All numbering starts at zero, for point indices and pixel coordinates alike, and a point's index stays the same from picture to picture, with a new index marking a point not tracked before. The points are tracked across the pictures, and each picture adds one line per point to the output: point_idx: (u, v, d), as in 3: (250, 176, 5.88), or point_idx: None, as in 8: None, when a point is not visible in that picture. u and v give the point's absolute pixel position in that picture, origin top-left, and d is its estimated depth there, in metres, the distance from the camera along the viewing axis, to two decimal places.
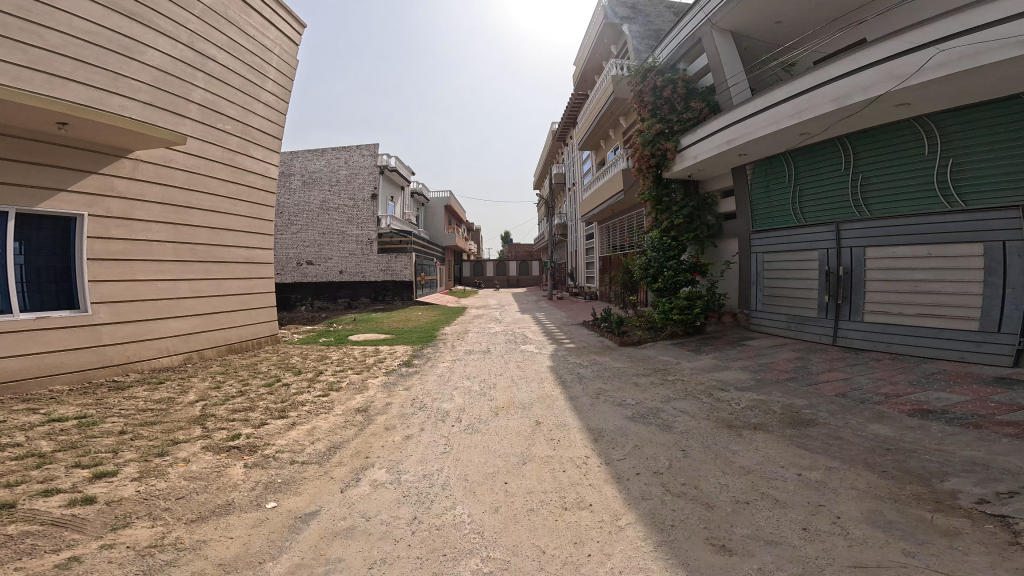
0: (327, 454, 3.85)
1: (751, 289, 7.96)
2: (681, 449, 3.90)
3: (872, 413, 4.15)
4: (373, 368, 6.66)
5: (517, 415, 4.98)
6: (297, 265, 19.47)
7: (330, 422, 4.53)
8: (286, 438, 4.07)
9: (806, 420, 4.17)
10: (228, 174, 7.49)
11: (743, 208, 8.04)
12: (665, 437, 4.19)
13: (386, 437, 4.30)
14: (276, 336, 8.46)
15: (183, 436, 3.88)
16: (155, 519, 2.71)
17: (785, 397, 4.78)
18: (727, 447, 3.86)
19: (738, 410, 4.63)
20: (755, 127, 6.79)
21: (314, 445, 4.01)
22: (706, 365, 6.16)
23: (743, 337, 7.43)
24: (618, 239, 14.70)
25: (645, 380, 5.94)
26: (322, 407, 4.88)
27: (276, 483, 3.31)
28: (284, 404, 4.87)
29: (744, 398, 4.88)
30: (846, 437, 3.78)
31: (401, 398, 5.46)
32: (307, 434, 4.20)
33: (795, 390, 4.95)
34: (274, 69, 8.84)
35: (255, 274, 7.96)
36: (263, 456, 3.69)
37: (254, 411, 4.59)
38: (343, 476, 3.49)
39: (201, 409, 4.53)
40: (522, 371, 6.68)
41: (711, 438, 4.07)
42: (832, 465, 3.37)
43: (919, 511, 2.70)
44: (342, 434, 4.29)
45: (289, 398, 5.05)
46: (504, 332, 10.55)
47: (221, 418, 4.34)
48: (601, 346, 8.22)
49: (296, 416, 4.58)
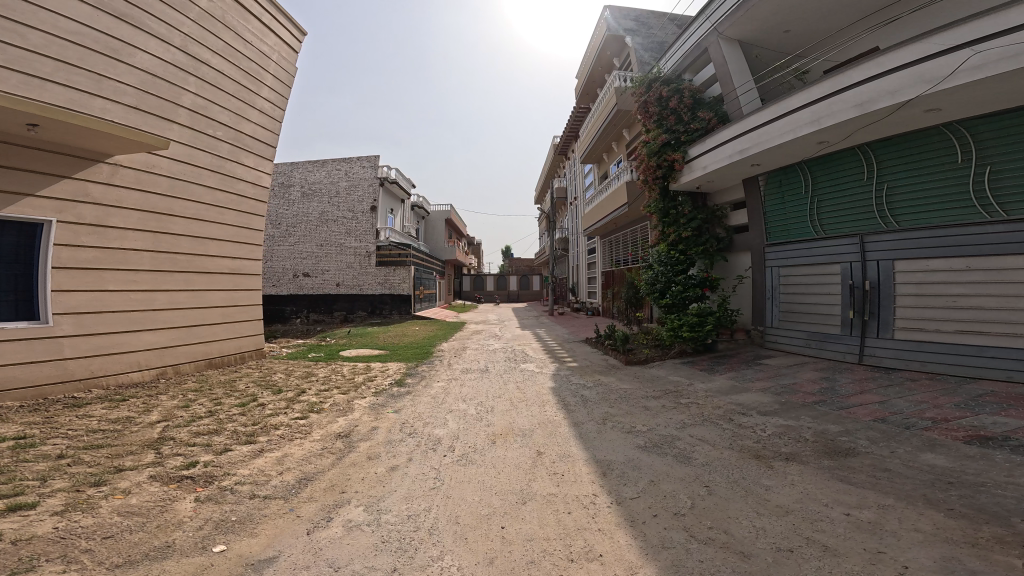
0: (295, 488, 3.34)
1: (766, 305, 7.51)
2: (704, 485, 3.39)
3: (922, 441, 3.65)
4: (361, 388, 6.15)
5: (515, 444, 4.46)
6: (293, 276, 19.12)
7: (304, 450, 4.03)
8: (250, 468, 3.56)
9: (845, 451, 3.66)
10: (216, 181, 7.18)
11: (758, 220, 7.64)
12: (684, 470, 3.68)
13: (367, 468, 3.80)
14: (261, 351, 7.98)
15: (130, 463, 3.38)
16: (69, 563, 2.23)
17: (816, 422, 4.28)
18: (757, 482, 3.35)
19: (765, 437, 4.12)
20: (770, 135, 6.50)
21: (282, 476, 3.50)
22: (721, 387, 5.65)
23: (758, 355, 6.94)
24: (622, 253, 14.31)
25: (656, 403, 5.43)
26: (298, 432, 4.38)
27: (230, 521, 2.81)
28: (255, 428, 4.36)
29: (769, 424, 4.37)
30: (896, 469, 3.28)
31: (389, 422, 4.95)
32: (275, 463, 3.70)
33: (827, 415, 4.43)
34: (271, 76, 8.67)
35: (240, 285, 7.55)
36: (220, 488, 3.19)
37: (220, 436, 4.09)
38: (311, 516, 2.98)
39: (160, 432, 4.04)
40: (522, 393, 6.17)
41: (737, 471, 3.56)
42: (886, 502, 2.88)
43: (1006, 558, 2.20)
44: (316, 464, 3.79)
45: (262, 421, 4.54)
46: (504, 349, 10.05)
47: (180, 443, 3.84)
48: (605, 365, 7.73)
49: (265, 442, 4.08)
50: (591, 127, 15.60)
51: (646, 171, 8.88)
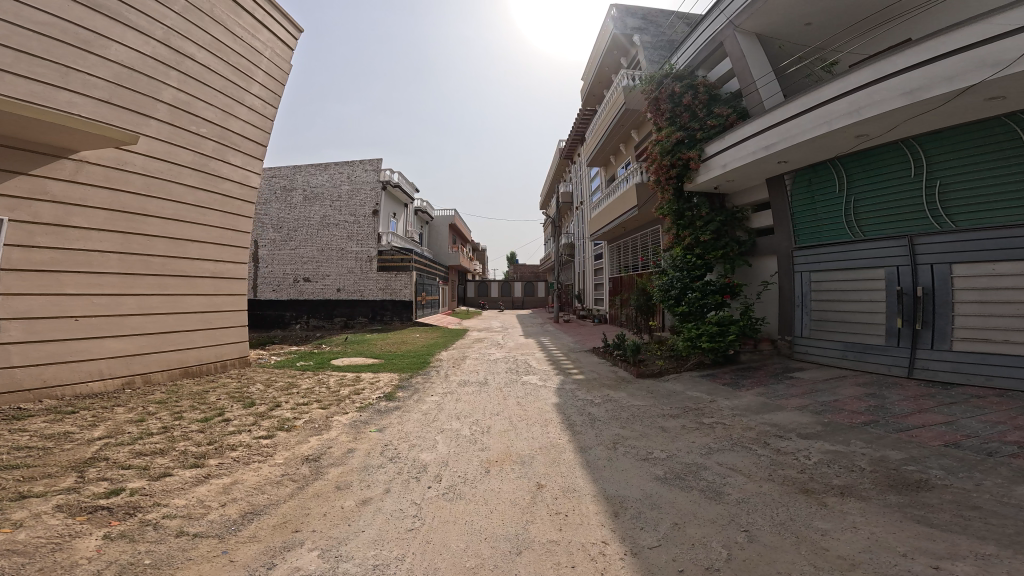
0: (236, 524, 2.77)
1: (796, 314, 6.81)
2: (742, 529, 2.74)
3: (1013, 472, 2.99)
4: (346, 402, 5.58)
5: (510, 474, 3.84)
6: (293, 281, 18.79)
7: (261, 476, 3.46)
8: (187, 498, 3.00)
9: (916, 484, 2.99)
10: (199, 179, 6.76)
11: (784, 221, 6.99)
12: (713, 509, 3.03)
13: (332, 501, 3.20)
14: (246, 359, 7.48)
15: (40, 488, 2.85)
16: None
17: (871, 447, 3.60)
18: (809, 524, 2.69)
19: (811, 466, 3.45)
20: (799, 130, 5.89)
21: (222, 509, 2.92)
22: (749, 405, 4.97)
23: (787, 368, 6.24)
24: (632, 258, 13.66)
25: (675, 424, 4.76)
26: (258, 454, 3.81)
27: (139, 566, 2.25)
28: (208, 448, 3.80)
29: (814, 449, 3.71)
30: (990, 509, 2.61)
31: (369, 443, 4.37)
32: (220, 492, 3.14)
33: (882, 439, 3.74)
34: (263, 73, 8.28)
35: (223, 289, 7.07)
36: (140, 523, 2.63)
37: (163, 457, 3.54)
38: (249, 561, 2.40)
39: (96, 451, 3.51)
40: (523, 410, 5.55)
41: (782, 510, 2.90)
42: (987, 552, 2.24)
43: None
44: (271, 494, 3.21)
45: (219, 440, 3.98)
46: (505, 359, 9.44)
47: (111, 465, 3.29)
48: (614, 378, 7.08)
49: (215, 466, 3.51)
50: (597, 129, 15.16)
51: (659, 171, 8.29)
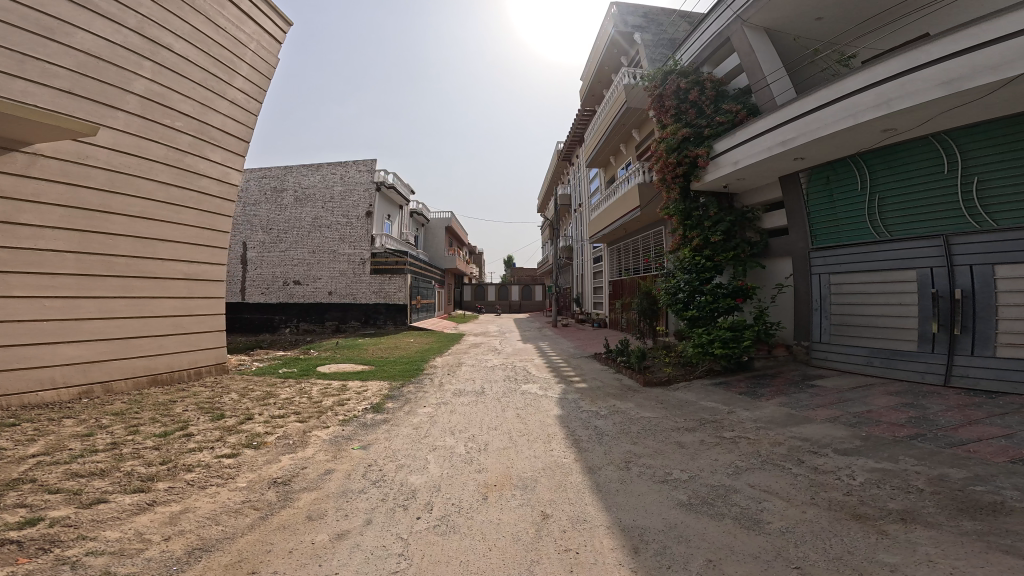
0: (178, 566, 2.30)
1: (814, 318, 6.42)
2: (793, 565, 2.29)
3: None
4: (328, 414, 5.08)
5: (510, 501, 3.36)
6: (283, 284, 18.22)
7: (217, 503, 2.97)
8: (122, 530, 2.53)
9: (989, 507, 2.56)
10: (172, 175, 6.28)
11: (799, 221, 6.63)
12: (753, 541, 2.57)
13: (300, 534, 2.72)
14: (224, 366, 6.96)
15: None
16: None
17: (926, 465, 3.17)
18: (872, 559, 2.25)
19: (858, 487, 3.02)
20: (819, 124, 5.52)
21: (162, 545, 2.45)
22: (773, 417, 4.52)
23: (806, 375, 5.82)
24: (633, 260, 13.27)
25: (692, 439, 4.31)
26: (218, 477, 3.31)
27: None
28: (159, 469, 3.30)
29: (858, 468, 3.27)
30: None
31: (350, 463, 3.87)
32: (163, 522, 2.66)
33: (935, 455, 3.32)
34: (248, 67, 7.80)
35: (198, 292, 6.56)
36: (53, 562, 2.18)
37: (102, 479, 3.05)
38: None
39: (23, 472, 3.03)
40: (523, 424, 5.08)
41: (836, 540, 2.46)
42: None
43: None
44: (227, 524, 2.73)
45: (174, 460, 3.47)
46: (503, 366, 8.94)
47: (37, 489, 2.82)
48: (620, 386, 6.64)
49: (163, 491, 3.01)
50: (596, 130, 14.86)
51: (664, 169, 7.92)
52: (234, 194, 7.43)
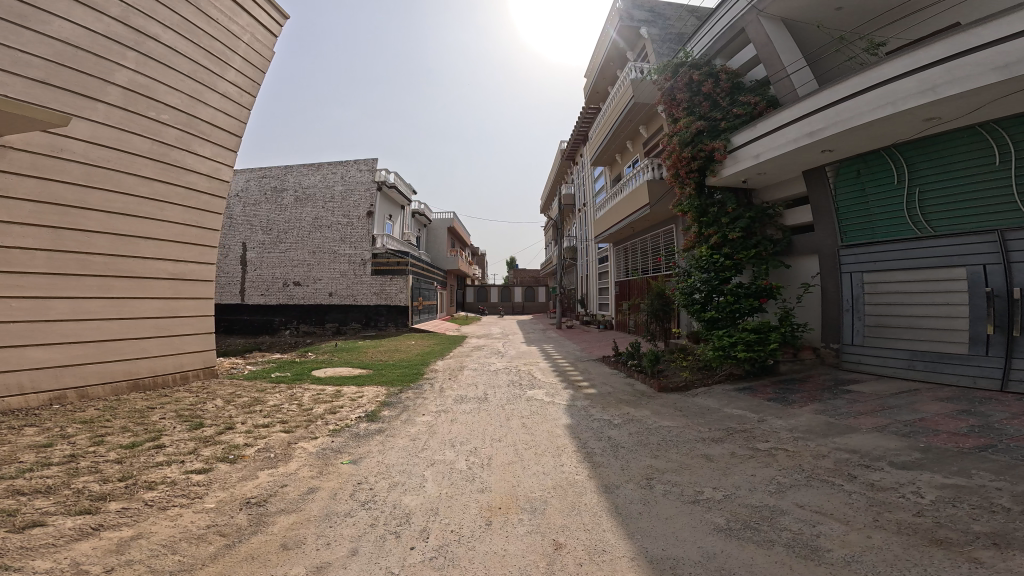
0: None
1: (844, 319, 5.97)
2: None
3: None
4: (318, 423, 4.68)
5: (516, 527, 2.93)
6: (283, 286, 17.93)
7: (177, 526, 2.57)
8: (56, 559, 2.15)
9: None
10: (157, 169, 5.96)
11: (824, 216, 6.19)
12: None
13: (274, 566, 2.32)
14: (213, 369, 6.64)
15: None
16: None
17: (1005, 481, 2.77)
18: None
19: (929, 508, 2.62)
20: (853, 113, 5.11)
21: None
22: (811, 426, 4.08)
23: (838, 380, 5.36)
24: (641, 260, 12.84)
25: (721, 452, 3.88)
26: (182, 496, 2.91)
27: None
28: (116, 487, 2.91)
29: (925, 484, 2.88)
30: None
31: (338, 481, 3.47)
32: (107, 550, 2.27)
33: (1013, 470, 2.89)
34: (241, 59, 7.44)
35: (184, 292, 6.23)
36: None
37: (46, 498, 2.67)
38: None
39: None
40: (530, 435, 4.66)
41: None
42: None
43: None
44: (188, 553, 2.34)
45: (135, 475, 3.08)
46: (506, 370, 8.52)
47: None
48: (633, 392, 6.21)
49: (114, 513, 2.61)
50: (602, 127, 14.44)
51: (678, 163, 7.52)
52: (224, 190, 7.08)
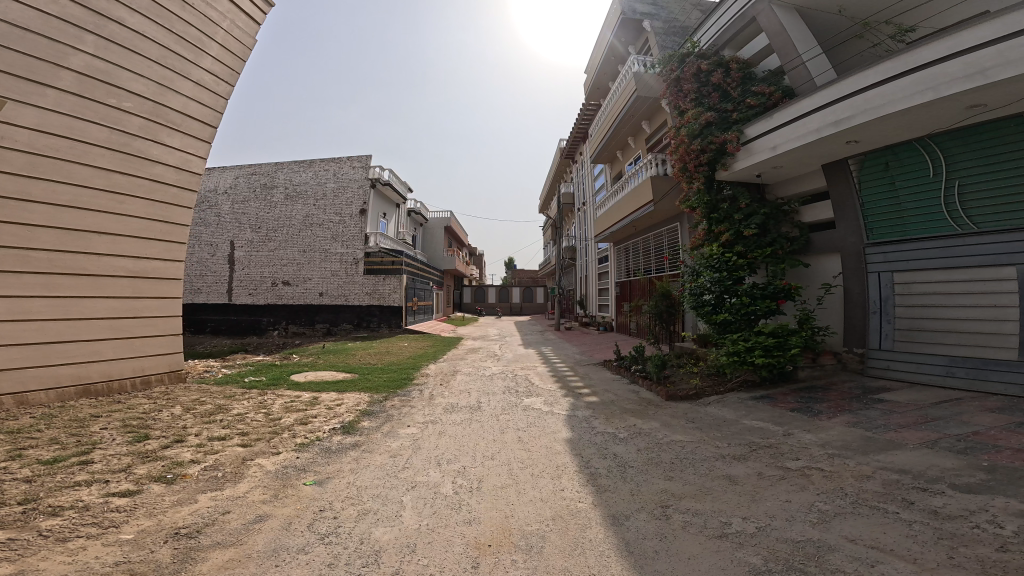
0: None
1: (871, 321, 5.50)
2: None
3: None
4: (284, 436, 4.15)
5: (508, 571, 2.40)
6: (271, 285, 17.39)
7: (71, 562, 2.15)
8: None
9: None
10: (115, 160, 5.55)
11: (847, 213, 5.74)
12: None
13: None
14: (182, 374, 6.29)
15: None
16: None
17: None
18: None
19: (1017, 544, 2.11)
20: (886, 100, 4.66)
21: None
22: (846, 441, 3.59)
23: (866, 388, 4.88)
24: (644, 260, 12.35)
25: (744, 472, 3.39)
26: (90, 522, 2.50)
27: None
28: (11, 513, 2.50)
29: (1002, 511, 2.38)
30: None
31: (295, 505, 2.97)
32: None
33: None
34: (218, 46, 6.88)
35: (145, 292, 5.86)
36: None
37: None
38: None
39: None
40: (525, 451, 4.16)
41: None
42: None
43: None
44: None
45: (40, 499, 2.67)
46: (503, 375, 7.98)
47: None
48: (637, 400, 5.75)
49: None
50: (603, 123, 13.91)
51: (685, 157, 7.06)
52: (195, 183, 6.61)
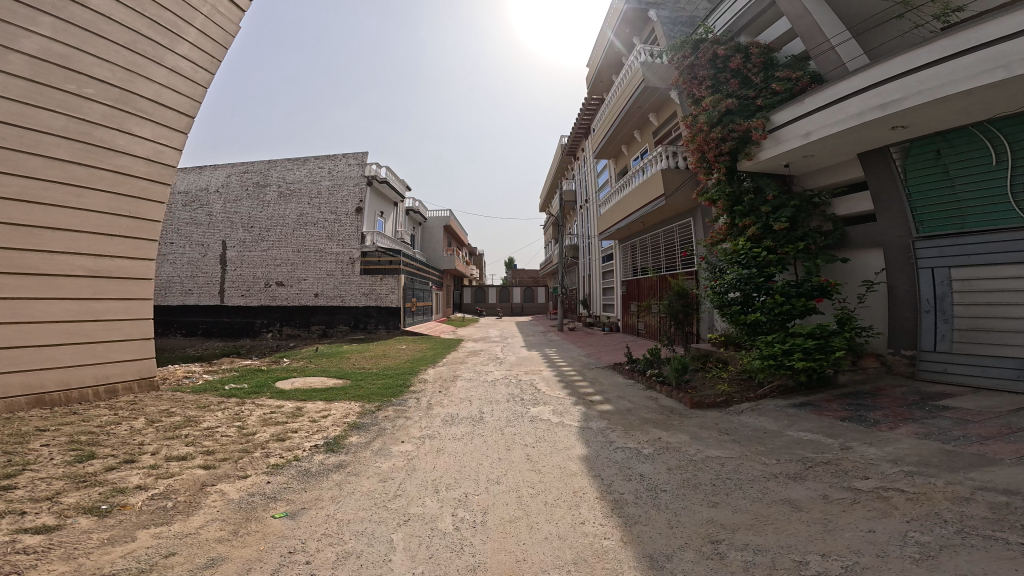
0: None
1: (924, 321, 5.01)
2: None
3: None
4: (255, 454, 3.58)
5: None
6: (264, 286, 16.83)
7: None
8: None
9: None
10: (73, 150, 5.05)
11: (891, 204, 5.24)
12: None
13: None
14: (153, 382, 5.77)
15: None
16: None
17: None
18: None
19: None
20: (944, 80, 4.16)
21: None
22: (922, 456, 3.11)
23: (924, 394, 4.39)
24: (652, 258, 11.80)
25: (806, 495, 2.89)
26: None
27: None
28: None
29: None
30: None
31: (256, 545, 2.39)
32: None
33: None
34: (198, 31, 6.32)
35: (108, 292, 5.35)
36: None
37: None
38: None
39: None
40: (536, 471, 3.63)
41: None
42: None
43: None
44: None
45: None
46: (505, 380, 7.41)
47: None
48: (656, 409, 5.22)
49: None
50: (608, 116, 13.38)
51: (704, 146, 6.52)
52: (168, 175, 6.08)
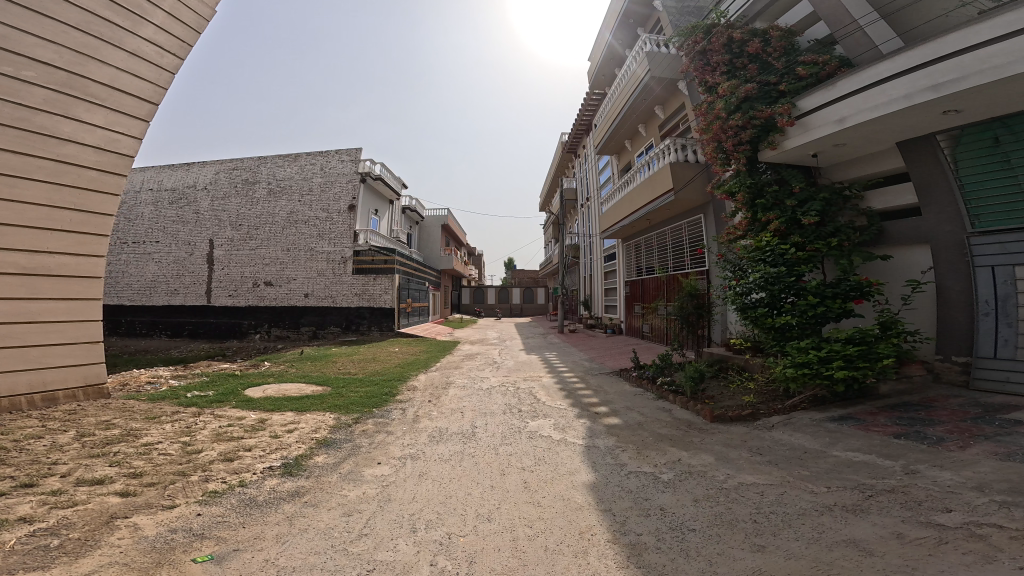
0: None
1: (981, 324, 4.45)
2: None
3: None
4: (192, 478, 2.97)
5: None
6: (252, 286, 16.21)
7: None
8: None
9: None
10: (7, 138, 4.51)
11: (939, 196, 4.68)
12: None
13: None
14: (103, 390, 5.19)
15: None
16: None
17: None
18: None
19: None
20: (1013, 57, 3.60)
21: None
22: (1013, 483, 2.51)
23: (986, 406, 3.82)
24: (659, 258, 11.20)
25: (873, 533, 2.28)
26: None
27: None
28: None
29: None
30: None
31: None
32: None
33: None
34: (165, 13, 5.78)
35: (47, 292, 4.80)
36: None
37: None
38: None
39: None
40: (532, 503, 3.02)
41: None
42: None
43: None
44: None
45: None
46: (500, 388, 6.81)
47: None
48: (669, 422, 4.64)
49: None
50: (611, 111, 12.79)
51: (721, 135, 5.96)
52: (123, 166, 5.47)
